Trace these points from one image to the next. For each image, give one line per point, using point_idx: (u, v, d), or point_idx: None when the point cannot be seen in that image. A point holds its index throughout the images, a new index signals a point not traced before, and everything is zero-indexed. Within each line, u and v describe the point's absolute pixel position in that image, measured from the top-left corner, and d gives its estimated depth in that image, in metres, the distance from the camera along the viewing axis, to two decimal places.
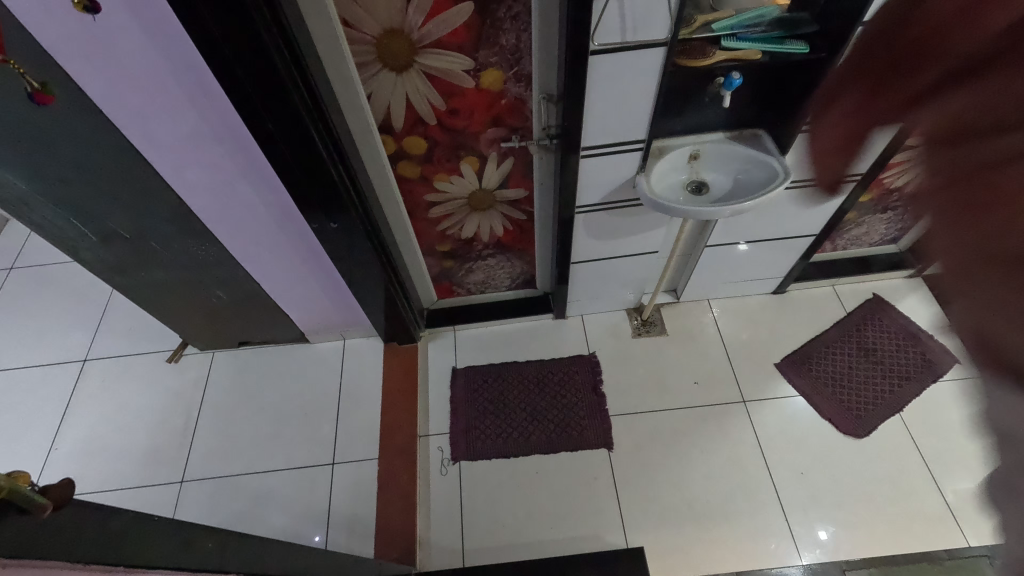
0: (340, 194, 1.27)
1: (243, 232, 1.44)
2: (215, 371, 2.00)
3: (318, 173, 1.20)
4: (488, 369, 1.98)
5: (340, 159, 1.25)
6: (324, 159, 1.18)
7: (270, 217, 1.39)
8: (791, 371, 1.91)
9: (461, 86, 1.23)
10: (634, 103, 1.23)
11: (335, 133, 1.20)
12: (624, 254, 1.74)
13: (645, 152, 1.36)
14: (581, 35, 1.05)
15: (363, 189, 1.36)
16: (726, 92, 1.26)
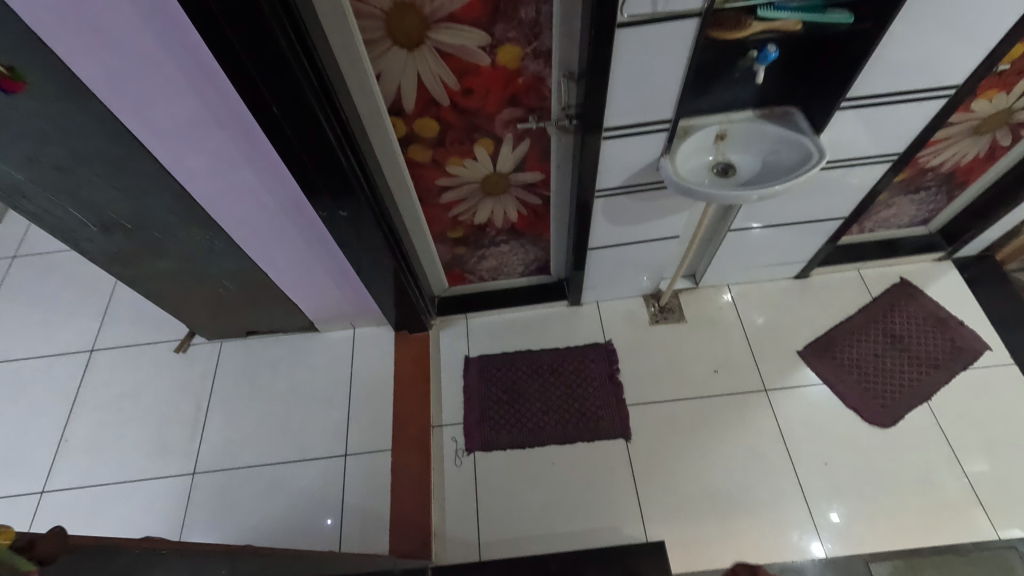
0: (348, 180, 1.20)
1: (249, 221, 1.38)
2: (224, 361, 1.96)
3: (325, 157, 1.13)
4: (501, 358, 1.93)
5: (348, 143, 1.18)
6: (331, 142, 1.11)
7: (276, 204, 1.33)
8: (815, 359, 1.85)
9: (476, 64, 1.15)
10: (662, 80, 1.15)
11: (342, 114, 1.12)
12: (642, 239, 1.67)
13: (671, 133, 1.28)
14: (608, 9, 0.97)
15: (372, 174, 1.29)
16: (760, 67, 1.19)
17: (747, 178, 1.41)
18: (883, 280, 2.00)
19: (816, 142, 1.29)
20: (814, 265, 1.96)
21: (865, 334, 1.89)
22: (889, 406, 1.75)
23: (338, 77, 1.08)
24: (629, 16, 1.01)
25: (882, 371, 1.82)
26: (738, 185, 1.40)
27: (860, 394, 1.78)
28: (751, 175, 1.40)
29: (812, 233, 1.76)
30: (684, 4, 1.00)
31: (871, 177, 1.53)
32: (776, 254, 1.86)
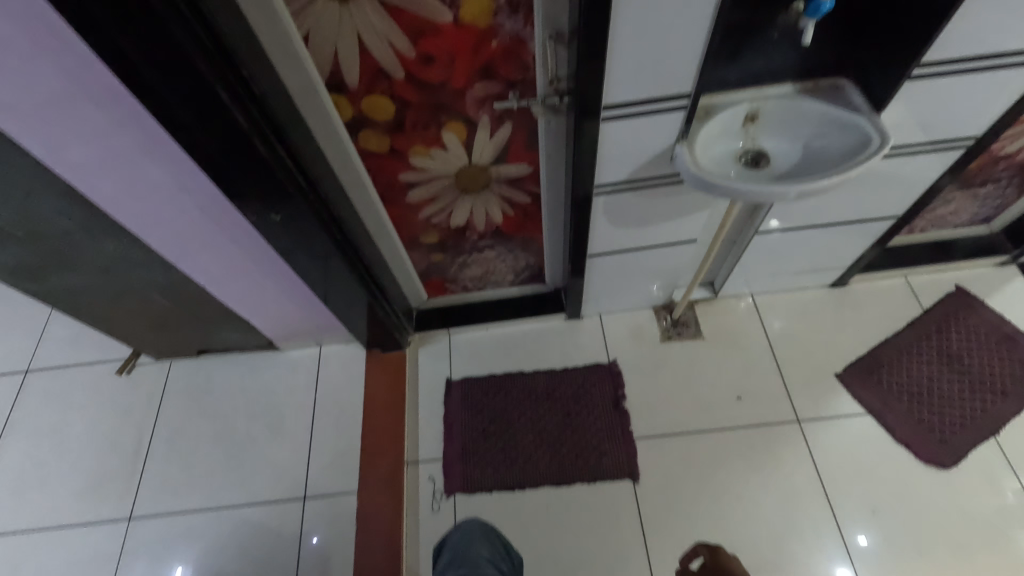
0: (276, 176, 0.94)
1: (168, 226, 1.12)
2: (172, 386, 1.72)
3: (238, 148, 0.86)
4: (488, 381, 1.66)
5: (272, 129, 0.91)
6: (244, 127, 0.84)
7: (197, 206, 1.07)
8: (858, 384, 1.57)
9: (435, 21, 0.87)
10: (679, 38, 0.86)
11: (258, 88, 0.85)
12: (653, 244, 1.40)
13: (689, 112, 1.00)
14: None
15: (311, 168, 1.02)
16: (810, 20, 0.90)
17: (783, 170, 1.13)
18: (936, 289, 1.70)
19: (877, 124, 1.01)
20: (855, 272, 1.67)
21: (916, 353, 1.60)
22: (948, 441, 1.47)
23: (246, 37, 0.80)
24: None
25: (938, 398, 1.53)
26: (772, 177, 1.13)
27: (912, 426, 1.50)
28: (788, 166, 1.13)
29: (856, 234, 1.48)
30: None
31: (935, 168, 1.24)
32: (811, 259, 1.58)
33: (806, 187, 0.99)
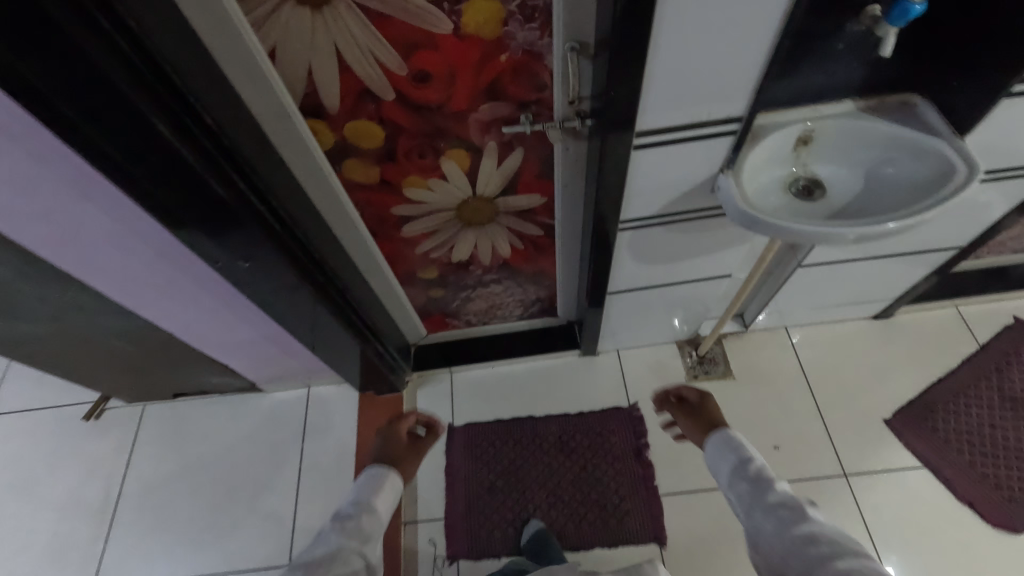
0: (238, 218, 0.77)
1: (120, 272, 0.95)
2: (146, 434, 1.55)
3: (193, 192, 0.70)
4: (494, 428, 1.50)
5: (232, 161, 0.74)
6: (193, 163, 0.67)
7: (152, 251, 0.90)
8: (910, 432, 1.40)
9: (431, 32, 0.70)
10: (733, 48, 0.70)
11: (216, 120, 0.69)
12: (681, 280, 1.23)
13: (738, 137, 0.83)
14: None
15: (287, 207, 0.87)
16: (889, 30, 0.73)
17: (839, 204, 0.97)
18: (990, 321, 1.54)
19: (961, 154, 0.85)
20: (902, 304, 1.50)
21: (974, 397, 1.43)
22: (1017, 500, 1.30)
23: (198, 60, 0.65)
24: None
25: (1002, 449, 1.36)
26: (825, 213, 0.96)
27: (975, 483, 1.32)
28: (846, 199, 0.96)
29: (909, 264, 1.31)
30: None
31: (1009, 194, 1.08)
32: (855, 291, 1.41)
33: (866, 234, 0.82)
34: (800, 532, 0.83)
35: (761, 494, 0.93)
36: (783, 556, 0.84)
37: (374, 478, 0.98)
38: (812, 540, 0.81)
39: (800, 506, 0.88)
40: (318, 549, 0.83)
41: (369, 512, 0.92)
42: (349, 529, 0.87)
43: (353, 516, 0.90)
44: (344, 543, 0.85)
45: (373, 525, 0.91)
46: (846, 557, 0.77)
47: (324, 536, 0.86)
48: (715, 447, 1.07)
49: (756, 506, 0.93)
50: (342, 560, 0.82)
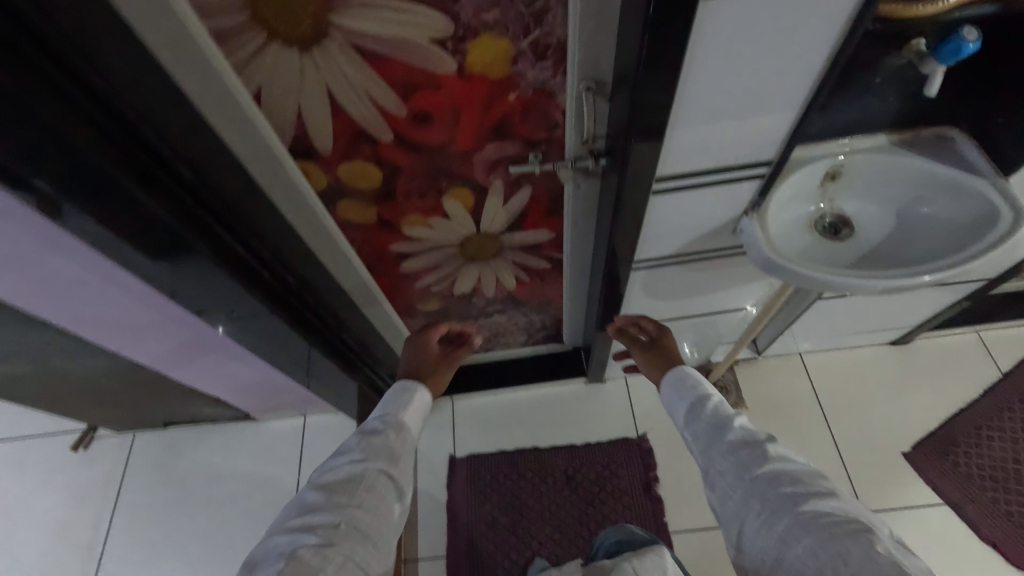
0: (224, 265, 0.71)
1: (99, 320, 0.88)
2: (136, 464, 1.49)
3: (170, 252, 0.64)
4: (498, 460, 1.45)
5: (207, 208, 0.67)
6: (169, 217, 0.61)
7: (134, 298, 0.83)
8: (930, 466, 1.34)
9: (433, 72, 0.63)
10: (767, 88, 0.63)
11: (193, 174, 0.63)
12: (695, 314, 1.17)
13: (765, 180, 0.78)
14: None
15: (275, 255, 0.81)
16: (937, 73, 0.67)
17: (868, 245, 0.90)
18: (1013, 347, 1.47)
19: (1006, 199, 0.79)
20: (922, 330, 1.44)
21: (997, 429, 1.37)
22: None
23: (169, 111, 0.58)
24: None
25: None
26: (854, 254, 0.89)
27: (999, 522, 1.27)
28: (875, 240, 0.89)
29: (934, 293, 1.25)
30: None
31: None
32: (875, 320, 1.35)
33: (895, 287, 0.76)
34: (763, 471, 0.68)
35: (717, 433, 0.76)
36: (740, 500, 0.68)
37: (401, 392, 0.86)
38: (776, 481, 0.66)
39: (761, 441, 0.72)
40: (341, 467, 0.72)
41: (397, 428, 0.79)
42: (375, 444, 0.76)
43: (381, 430, 0.78)
44: (368, 461, 0.73)
45: (402, 440, 0.79)
46: (814, 501, 0.62)
47: (350, 451, 0.75)
48: (669, 387, 0.88)
49: (711, 447, 0.75)
50: (365, 481, 0.71)
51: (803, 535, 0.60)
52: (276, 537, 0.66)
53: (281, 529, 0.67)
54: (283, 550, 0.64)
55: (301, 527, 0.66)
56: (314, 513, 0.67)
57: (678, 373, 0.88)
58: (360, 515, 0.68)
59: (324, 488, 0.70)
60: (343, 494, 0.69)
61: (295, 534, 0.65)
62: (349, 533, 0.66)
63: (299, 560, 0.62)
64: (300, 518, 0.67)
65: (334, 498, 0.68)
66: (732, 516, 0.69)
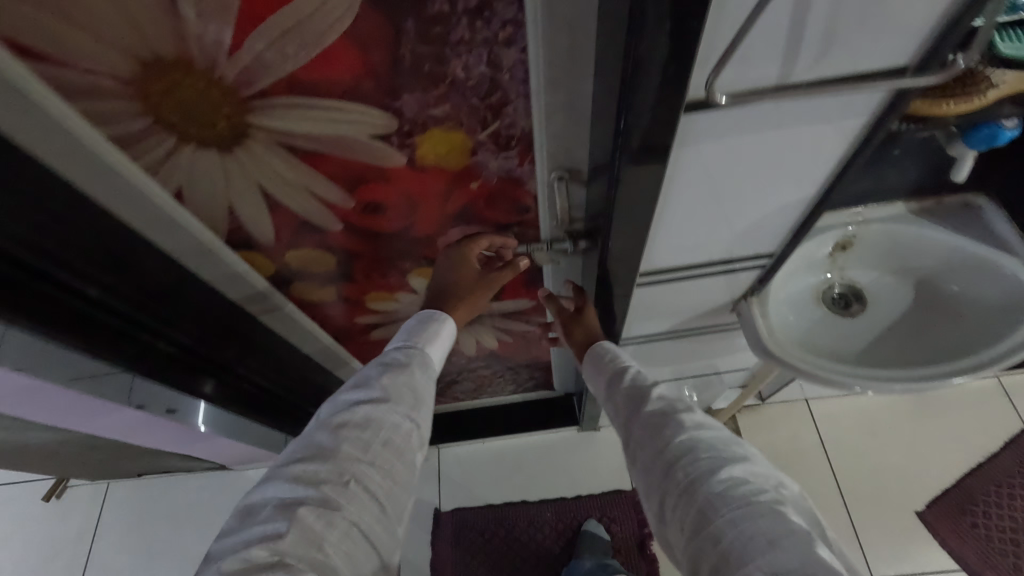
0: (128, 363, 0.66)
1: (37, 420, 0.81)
2: (109, 515, 1.43)
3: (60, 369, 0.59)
4: (485, 514, 1.38)
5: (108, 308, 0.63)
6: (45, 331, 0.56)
7: (64, 417, 0.75)
8: (945, 528, 1.25)
9: (380, 166, 0.55)
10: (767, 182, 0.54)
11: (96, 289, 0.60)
12: (691, 373, 1.09)
13: (766, 270, 0.69)
14: (674, 71, 0.37)
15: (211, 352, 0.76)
16: (964, 164, 0.58)
17: (885, 322, 0.80)
18: None
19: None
20: None
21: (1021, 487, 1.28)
22: None
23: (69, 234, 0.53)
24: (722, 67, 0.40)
25: None
26: (868, 333, 0.80)
27: None
28: (893, 317, 0.80)
29: None
30: (869, 54, 0.37)
31: None
32: None
33: (914, 386, 0.68)
34: (677, 442, 0.58)
35: (636, 407, 0.65)
36: (655, 476, 0.58)
37: (429, 321, 0.70)
38: (691, 452, 0.56)
39: (677, 412, 0.61)
40: (355, 407, 0.58)
41: (423, 367, 0.66)
42: (396, 382, 0.62)
43: (403, 366, 0.64)
44: (387, 404, 0.60)
45: (426, 384, 0.65)
46: (729, 466, 0.53)
47: (366, 386, 0.61)
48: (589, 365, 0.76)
49: (631, 421, 0.64)
50: (382, 429, 0.57)
51: (716, 509, 0.51)
52: (277, 483, 0.54)
53: (282, 475, 0.54)
54: (285, 502, 0.52)
55: (306, 476, 0.53)
56: (323, 462, 0.54)
57: (600, 346, 0.75)
58: (376, 469, 0.55)
59: (336, 430, 0.57)
60: (357, 442, 0.56)
61: (299, 485, 0.53)
62: (361, 491, 0.53)
63: (304, 519, 0.50)
64: (305, 465, 0.54)
65: (347, 447, 0.55)
66: (652, 492, 0.59)
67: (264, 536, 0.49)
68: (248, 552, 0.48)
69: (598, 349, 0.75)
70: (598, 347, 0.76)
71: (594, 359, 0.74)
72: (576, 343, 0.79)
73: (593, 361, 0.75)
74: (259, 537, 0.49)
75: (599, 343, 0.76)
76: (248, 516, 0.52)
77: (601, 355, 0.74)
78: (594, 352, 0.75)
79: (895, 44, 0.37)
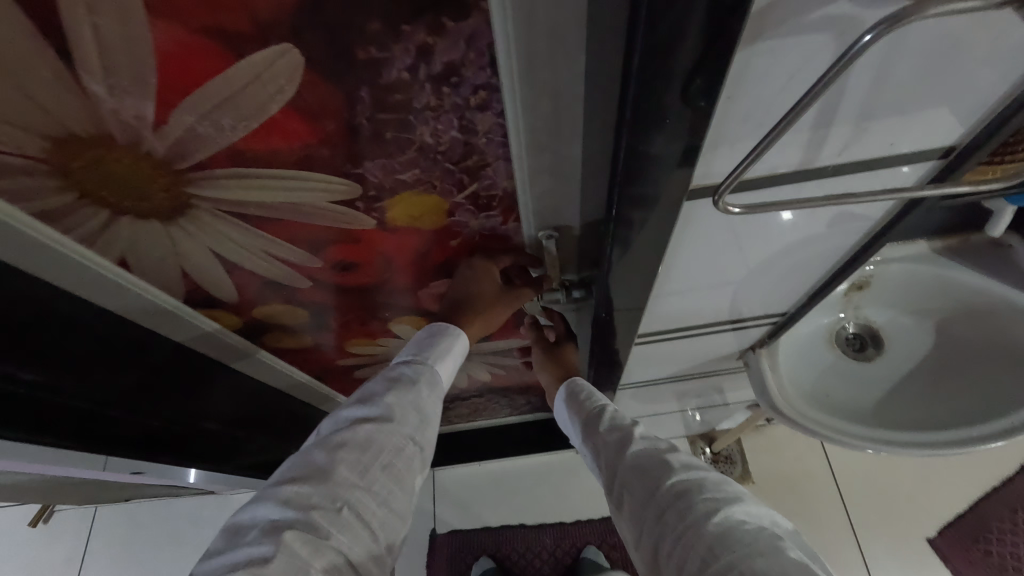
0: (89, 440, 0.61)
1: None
2: (97, 541, 1.40)
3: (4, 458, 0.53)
4: (481, 540, 1.34)
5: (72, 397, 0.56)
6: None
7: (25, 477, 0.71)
8: (957, 555, 1.19)
9: (346, 229, 0.49)
10: (776, 241, 0.48)
11: (40, 375, 0.52)
12: (693, 404, 1.04)
13: (777, 325, 0.65)
14: (674, 156, 0.31)
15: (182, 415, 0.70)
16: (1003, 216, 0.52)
17: (904, 366, 0.72)
18: None
19: None
20: None
21: None
22: None
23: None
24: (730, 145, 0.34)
25: None
26: (885, 379, 0.72)
27: None
28: (912, 361, 0.71)
29: None
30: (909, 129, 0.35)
31: None
32: None
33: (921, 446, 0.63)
34: (668, 484, 0.50)
35: (617, 447, 0.57)
36: (646, 519, 0.51)
37: (440, 335, 0.61)
38: (686, 495, 0.49)
39: (663, 452, 0.54)
40: (355, 425, 0.51)
41: (432, 386, 0.57)
42: (402, 400, 0.54)
43: (410, 382, 0.56)
44: (391, 425, 0.52)
45: (433, 404, 0.57)
46: (725, 510, 0.47)
47: (368, 400, 0.53)
48: (563, 402, 0.70)
49: (613, 461, 0.57)
50: (382, 452, 0.50)
51: (717, 554, 0.44)
52: (267, 503, 0.46)
53: (272, 494, 0.47)
54: (275, 523, 0.44)
55: (297, 498, 0.46)
56: (316, 483, 0.47)
57: (573, 383, 0.70)
58: (373, 497, 0.48)
59: (332, 449, 0.49)
60: (354, 465, 0.49)
61: (290, 507, 0.46)
62: (356, 520, 0.46)
63: (293, 545, 0.43)
64: (297, 485, 0.47)
65: (343, 469, 0.48)
66: (641, 539, 0.51)
67: (250, 561, 0.42)
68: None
69: (577, 382, 0.69)
70: (573, 384, 0.70)
71: (569, 397, 0.68)
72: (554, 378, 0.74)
73: (570, 397, 0.69)
74: (244, 561, 0.42)
75: (573, 380, 0.70)
76: (234, 537, 0.45)
77: (574, 393, 0.68)
78: (573, 386, 0.69)
79: (913, 154, 0.37)
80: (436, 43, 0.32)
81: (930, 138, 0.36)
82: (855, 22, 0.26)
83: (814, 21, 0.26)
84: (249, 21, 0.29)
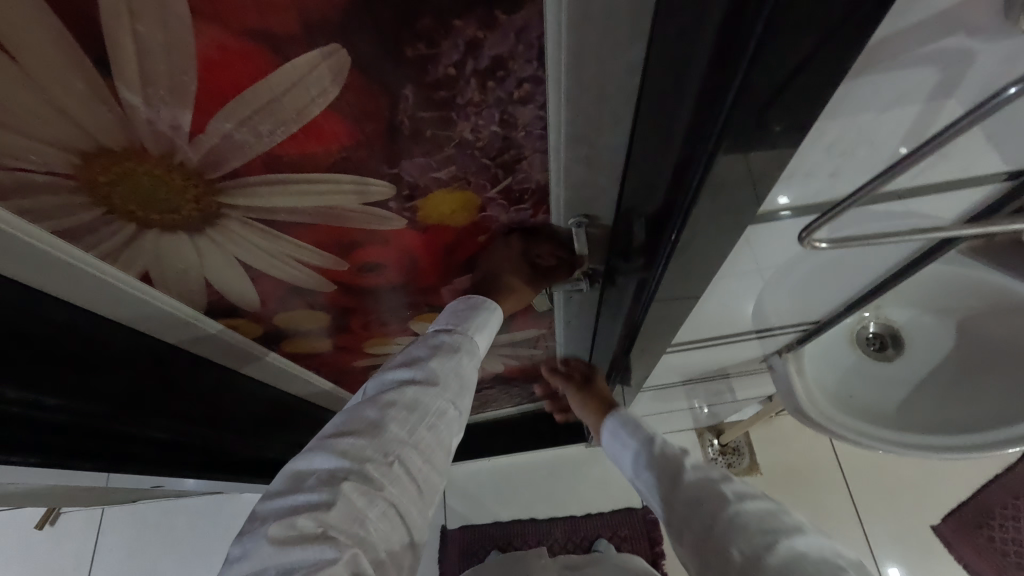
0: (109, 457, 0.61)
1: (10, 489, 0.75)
2: (106, 541, 1.38)
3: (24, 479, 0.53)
4: (492, 533, 1.35)
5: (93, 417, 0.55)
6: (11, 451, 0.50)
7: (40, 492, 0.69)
8: (961, 542, 1.23)
9: (373, 230, 0.48)
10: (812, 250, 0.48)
11: (63, 400, 0.51)
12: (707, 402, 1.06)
13: (808, 332, 0.68)
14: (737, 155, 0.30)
15: (201, 428, 0.69)
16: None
17: (930, 363, 0.70)
18: None
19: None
20: None
21: None
22: None
23: (9, 347, 0.44)
24: (798, 170, 0.35)
25: None
26: (911, 378, 0.71)
27: None
28: (937, 358, 0.69)
29: None
30: (966, 163, 0.37)
31: None
32: None
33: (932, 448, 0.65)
34: (726, 517, 0.48)
35: (669, 476, 0.56)
36: (708, 556, 0.48)
37: (477, 308, 0.56)
38: (747, 529, 0.46)
39: (717, 480, 0.52)
40: (401, 387, 0.47)
41: (472, 354, 0.53)
42: (446, 365, 0.50)
43: (451, 350, 0.52)
44: (435, 389, 0.48)
45: (473, 373, 0.53)
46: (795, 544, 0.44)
47: (413, 362, 0.50)
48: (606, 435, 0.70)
49: (667, 492, 0.54)
50: (428, 414, 0.47)
51: None
52: (323, 452, 0.43)
53: (327, 444, 0.44)
54: (332, 473, 0.42)
55: (353, 450, 0.43)
56: (370, 437, 0.44)
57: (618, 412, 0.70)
58: (421, 455, 0.46)
59: (382, 406, 0.46)
60: (404, 423, 0.45)
61: (346, 457, 0.43)
62: (406, 475, 0.44)
63: (351, 496, 0.41)
64: (352, 437, 0.44)
65: (394, 426, 0.45)
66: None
67: (308, 506, 0.40)
68: (291, 524, 0.39)
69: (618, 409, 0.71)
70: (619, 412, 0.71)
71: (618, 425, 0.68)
72: (594, 411, 0.76)
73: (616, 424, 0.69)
74: (302, 506, 0.40)
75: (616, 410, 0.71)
76: (295, 482, 0.42)
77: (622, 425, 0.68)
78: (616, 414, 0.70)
79: (983, 180, 0.40)
80: (486, 37, 0.31)
81: (1002, 169, 0.39)
82: (965, 55, 0.27)
83: (926, 53, 0.27)
84: (298, 22, 0.28)
